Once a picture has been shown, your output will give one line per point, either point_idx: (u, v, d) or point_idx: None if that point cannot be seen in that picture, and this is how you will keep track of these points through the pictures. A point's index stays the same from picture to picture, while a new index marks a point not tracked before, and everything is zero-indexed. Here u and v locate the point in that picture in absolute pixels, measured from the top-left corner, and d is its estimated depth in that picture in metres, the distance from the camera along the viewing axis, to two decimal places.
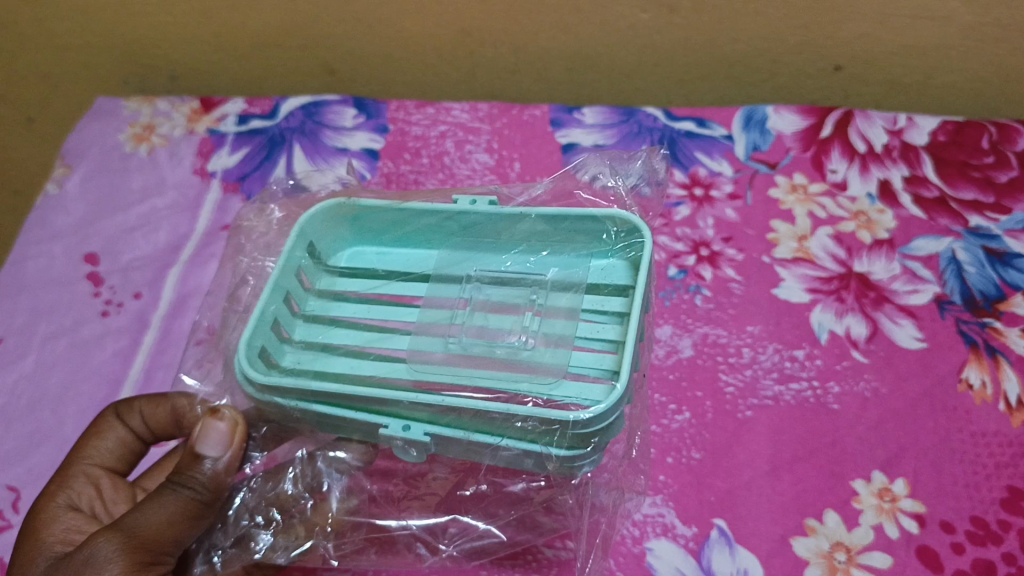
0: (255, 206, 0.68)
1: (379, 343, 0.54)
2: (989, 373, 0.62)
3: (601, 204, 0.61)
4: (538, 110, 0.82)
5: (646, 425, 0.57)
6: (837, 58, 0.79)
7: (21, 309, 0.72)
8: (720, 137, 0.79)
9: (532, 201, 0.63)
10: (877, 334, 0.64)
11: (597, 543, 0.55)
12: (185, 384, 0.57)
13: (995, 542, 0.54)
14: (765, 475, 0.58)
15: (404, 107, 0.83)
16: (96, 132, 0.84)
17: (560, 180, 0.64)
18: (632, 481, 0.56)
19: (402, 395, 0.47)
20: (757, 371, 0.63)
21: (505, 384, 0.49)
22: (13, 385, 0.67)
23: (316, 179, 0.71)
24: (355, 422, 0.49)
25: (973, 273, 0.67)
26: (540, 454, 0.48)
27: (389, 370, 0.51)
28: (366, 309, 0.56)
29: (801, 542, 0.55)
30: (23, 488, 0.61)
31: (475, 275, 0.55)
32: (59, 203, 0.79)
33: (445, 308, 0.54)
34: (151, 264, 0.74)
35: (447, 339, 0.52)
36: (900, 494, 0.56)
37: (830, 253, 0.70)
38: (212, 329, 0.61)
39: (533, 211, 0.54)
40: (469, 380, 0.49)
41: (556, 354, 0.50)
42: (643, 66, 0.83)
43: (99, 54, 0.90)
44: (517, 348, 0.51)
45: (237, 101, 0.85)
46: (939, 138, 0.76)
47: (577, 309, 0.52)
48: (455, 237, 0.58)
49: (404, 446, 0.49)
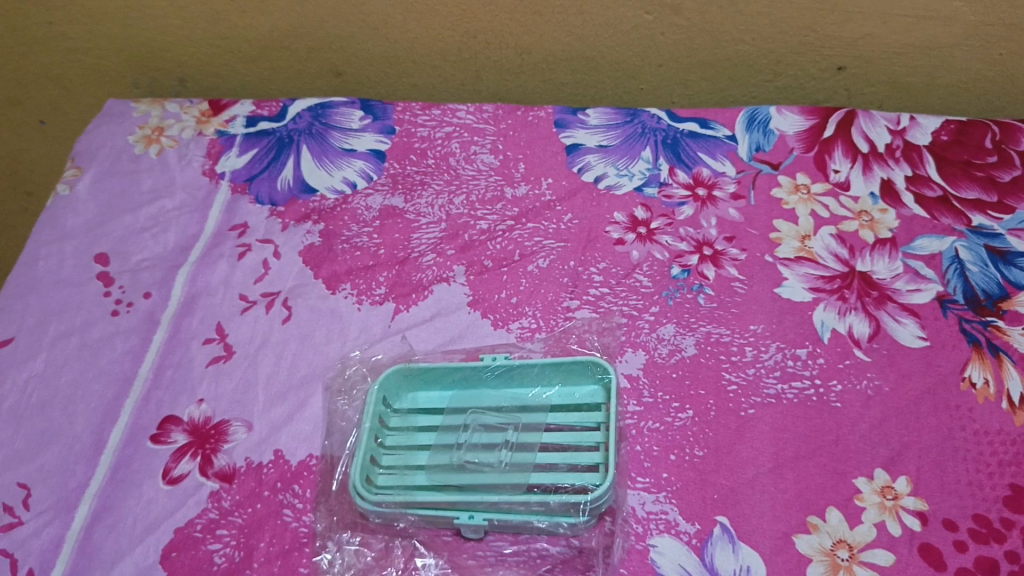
0: (304, 215, 0.76)
1: (454, 443, 0.62)
2: (991, 371, 0.62)
3: (631, 236, 0.72)
4: (543, 111, 0.83)
5: (670, 436, 0.60)
6: (841, 58, 0.80)
7: (33, 309, 0.72)
8: (723, 138, 0.79)
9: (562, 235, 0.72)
10: (879, 333, 0.65)
11: (635, 542, 0.56)
12: (264, 379, 0.65)
13: (998, 540, 0.54)
14: (767, 473, 0.58)
15: (410, 108, 0.84)
16: (106, 134, 0.85)
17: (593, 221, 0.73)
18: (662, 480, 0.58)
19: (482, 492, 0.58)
20: (759, 370, 0.63)
21: (554, 469, 0.60)
22: (24, 384, 0.67)
23: (333, 174, 0.79)
24: (445, 457, 0.61)
25: (976, 272, 0.68)
26: (570, 559, 0.56)
27: (464, 458, 0.61)
28: (442, 398, 0.65)
29: (803, 540, 0.55)
30: (33, 486, 0.61)
31: (516, 425, 0.62)
32: (70, 204, 0.80)
33: (503, 412, 0.63)
34: (160, 264, 0.74)
35: (505, 442, 0.61)
36: (902, 491, 0.57)
37: (833, 253, 0.70)
38: (273, 326, 0.68)
39: (538, 361, 0.63)
40: (529, 475, 0.59)
41: (565, 456, 0.60)
42: (647, 67, 0.83)
43: (108, 57, 0.91)
44: (551, 464, 0.60)
45: (245, 104, 0.86)
46: (942, 137, 0.77)
47: (580, 426, 0.61)
48: (501, 385, 0.65)
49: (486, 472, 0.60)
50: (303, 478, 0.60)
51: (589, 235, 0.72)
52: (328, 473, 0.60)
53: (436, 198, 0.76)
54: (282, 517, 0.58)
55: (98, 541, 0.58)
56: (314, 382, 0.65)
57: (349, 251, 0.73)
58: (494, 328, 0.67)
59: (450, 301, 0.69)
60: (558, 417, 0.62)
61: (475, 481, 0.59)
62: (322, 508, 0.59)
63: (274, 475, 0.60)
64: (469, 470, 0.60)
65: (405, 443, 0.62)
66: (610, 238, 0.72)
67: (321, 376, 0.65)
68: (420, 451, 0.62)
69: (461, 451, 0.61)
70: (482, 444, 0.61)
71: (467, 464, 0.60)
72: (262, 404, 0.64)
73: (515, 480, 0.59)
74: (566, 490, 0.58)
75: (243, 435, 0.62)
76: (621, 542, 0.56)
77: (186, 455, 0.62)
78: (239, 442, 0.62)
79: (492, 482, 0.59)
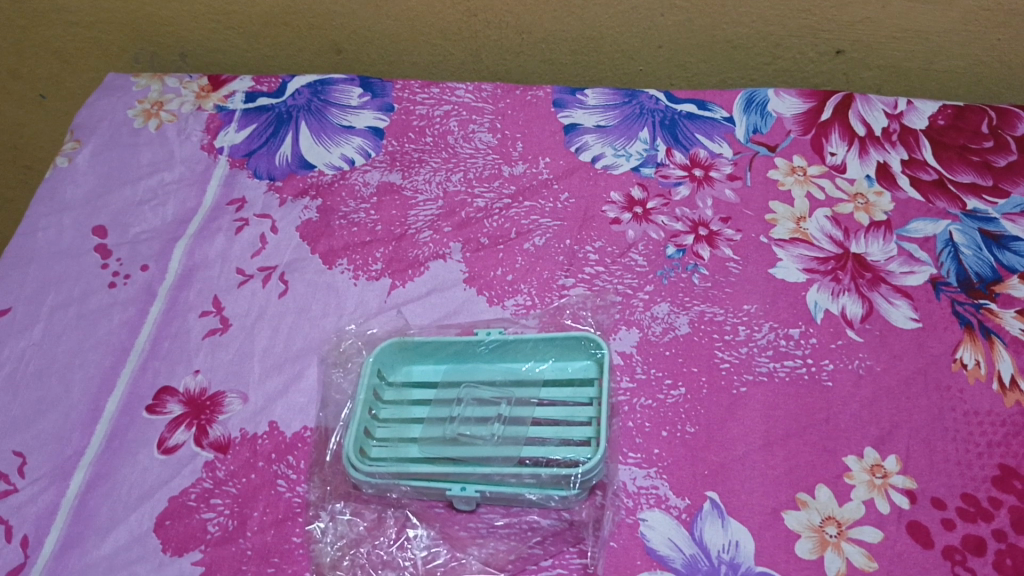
0: (301, 192, 0.76)
1: (448, 416, 0.62)
2: (982, 353, 0.62)
3: (627, 216, 0.72)
4: (542, 91, 0.83)
5: (661, 412, 0.61)
6: (839, 42, 0.80)
7: (31, 279, 0.73)
8: (721, 120, 0.79)
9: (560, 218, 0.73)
10: (872, 314, 0.65)
11: (625, 515, 0.56)
12: (260, 351, 0.66)
13: (985, 518, 0.55)
14: (758, 450, 0.59)
15: (409, 87, 0.85)
16: (106, 107, 0.86)
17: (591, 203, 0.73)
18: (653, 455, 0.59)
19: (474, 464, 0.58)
20: (752, 349, 0.63)
21: (546, 442, 0.60)
22: (22, 353, 0.68)
23: (332, 151, 0.79)
24: (438, 430, 0.61)
25: (969, 255, 0.68)
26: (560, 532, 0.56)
27: (458, 431, 0.61)
28: (436, 371, 0.65)
29: (792, 516, 0.56)
30: (29, 453, 0.62)
31: (509, 398, 0.63)
32: (69, 176, 0.80)
33: (496, 386, 0.64)
34: (158, 237, 0.74)
35: (498, 415, 0.61)
36: (891, 470, 0.57)
37: (827, 235, 0.70)
38: (269, 300, 0.69)
39: (531, 336, 0.64)
40: (521, 448, 0.60)
41: (557, 431, 0.60)
42: (646, 49, 0.84)
43: (108, 32, 0.92)
44: (542, 438, 0.60)
45: (244, 80, 0.87)
46: (939, 122, 0.78)
47: (573, 401, 0.62)
48: (496, 360, 0.65)
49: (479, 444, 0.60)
50: (298, 450, 0.60)
51: (585, 214, 0.73)
52: (323, 444, 0.61)
53: (433, 175, 0.77)
54: (276, 487, 0.59)
55: (93, 508, 0.59)
56: (309, 355, 0.65)
57: (347, 227, 0.73)
58: (489, 304, 0.67)
59: (446, 277, 0.69)
60: (551, 392, 0.63)
61: (468, 454, 0.60)
62: (316, 478, 0.59)
63: (269, 445, 0.61)
64: (462, 443, 0.60)
65: (399, 416, 0.63)
66: (606, 218, 0.72)
67: (316, 350, 0.66)
68: (414, 423, 0.62)
69: (455, 423, 0.61)
70: (475, 418, 0.61)
71: (460, 437, 0.61)
72: (258, 375, 0.64)
73: (508, 453, 0.59)
74: (556, 463, 0.59)
75: (239, 406, 0.63)
76: (612, 515, 0.56)
77: (182, 425, 0.62)
78: (235, 413, 0.62)
79: (484, 455, 0.59)
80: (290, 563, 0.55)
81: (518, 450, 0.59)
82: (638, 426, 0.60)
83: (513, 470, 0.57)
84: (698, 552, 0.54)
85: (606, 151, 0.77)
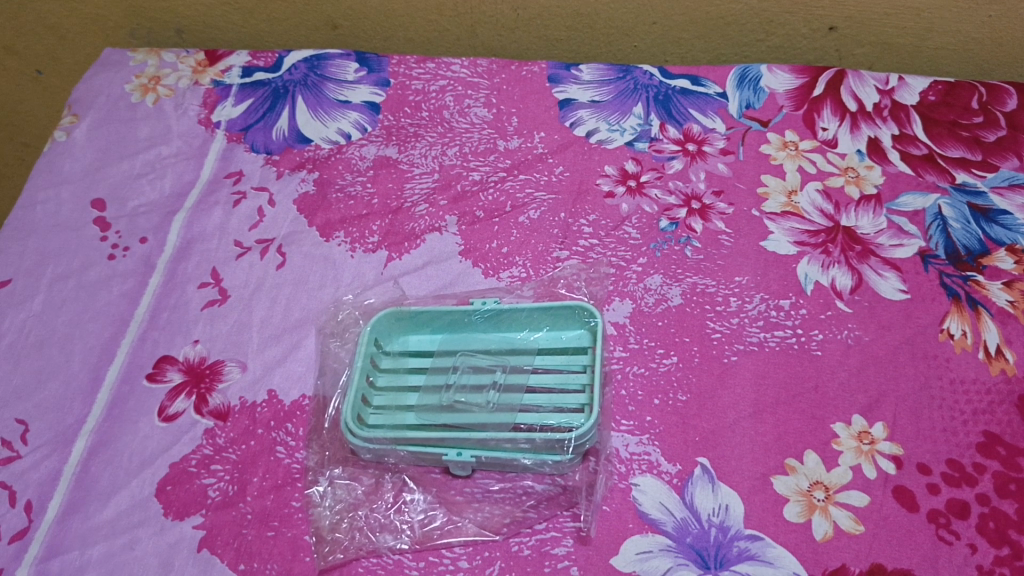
0: (298, 166, 0.77)
1: (444, 384, 0.63)
2: (969, 324, 0.64)
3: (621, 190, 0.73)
4: (537, 67, 0.84)
5: (652, 379, 0.62)
6: (832, 18, 0.81)
7: (31, 252, 0.73)
8: (714, 95, 0.80)
9: (554, 192, 0.73)
10: (861, 285, 0.66)
11: (617, 480, 0.58)
12: (257, 322, 0.67)
13: (969, 483, 0.56)
14: (748, 417, 0.60)
15: (405, 62, 0.85)
16: (104, 82, 0.86)
17: (585, 176, 0.74)
18: (645, 422, 0.60)
19: (470, 430, 0.59)
20: (743, 319, 0.64)
21: (540, 409, 0.61)
22: (23, 323, 0.68)
23: (325, 124, 0.80)
24: (434, 398, 0.62)
25: (958, 228, 0.69)
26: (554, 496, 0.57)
27: (454, 398, 0.62)
28: (432, 341, 0.66)
29: (780, 481, 0.57)
30: (31, 421, 0.63)
31: (504, 367, 0.63)
32: (67, 150, 0.81)
33: (491, 354, 0.65)
34: (156, 210, 0.75)
35: (493, 383, 0.62)
36: (878, 437, 0.58)
37: (818, 208, 0.71)
38: (266, 271, 0.70)
39: (526, 305, 0.65)
40: (516, 415, 0.61)
41: (551, 398, 0.61)
42: (640, 25, 0.84)
43: (105, 8, 0.92)
44: (537, 405, 0.61)
45: (241, 55, 0.87)
46: (930, 98, 0.79)
47: (566, 369, 0.63)
48: (490, 328, 0.66)
49: (474, 411, 0.61)
50: (296, 417, 0.61)
51: (579, 188, 0.74)
52: (321, 411, 0.62)
53: (429, 149, 0.77)
54: (275, 454, 0.60)
55: (95, 474, 0.59)
56: (307, 325, 0.66)
57: (343, 200, 0.74)
58: (485, 276, 0.68)
59: (442, 249, 0.70)
60: (546, 360, 0.64)
61: (463, 420, 0.61)
62: (314, 444, 0.60)
63: (268, 413, 0.62)
64: (457, 410, 0.61)
65: (396, 384, 0.64)
66: (600, 191, 0.73)
67: (313, 320, 0.67)
68: (410, 391, 0.63)
69: (451, 391, 0.62)
70: (471, 385, 0.62)
71: (455, 404, 0.62)
72: (257, 345, 0.65)
73: (502, 419, 0.61)
74: (550, 429, 0.60)
75: (238, 375, 0.64)
76: (605, 479, 0.58)
77: (182, 394, 0.63)
78: (234, 381, 0.63)
79: (479, 421, 0.60)
80: (289, 527, 0.56)
81: (513, 416, 0.60)
82: (630, 394, 0.61)
83: (508, 435, 0.58)
84: (689, 516, 0.55)
85: (598, 125, 0.78)
